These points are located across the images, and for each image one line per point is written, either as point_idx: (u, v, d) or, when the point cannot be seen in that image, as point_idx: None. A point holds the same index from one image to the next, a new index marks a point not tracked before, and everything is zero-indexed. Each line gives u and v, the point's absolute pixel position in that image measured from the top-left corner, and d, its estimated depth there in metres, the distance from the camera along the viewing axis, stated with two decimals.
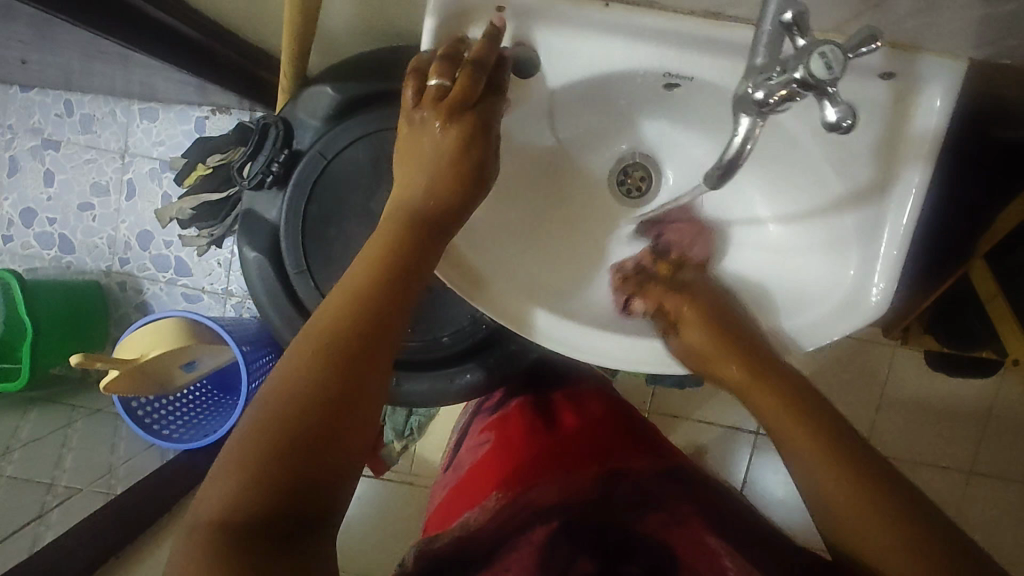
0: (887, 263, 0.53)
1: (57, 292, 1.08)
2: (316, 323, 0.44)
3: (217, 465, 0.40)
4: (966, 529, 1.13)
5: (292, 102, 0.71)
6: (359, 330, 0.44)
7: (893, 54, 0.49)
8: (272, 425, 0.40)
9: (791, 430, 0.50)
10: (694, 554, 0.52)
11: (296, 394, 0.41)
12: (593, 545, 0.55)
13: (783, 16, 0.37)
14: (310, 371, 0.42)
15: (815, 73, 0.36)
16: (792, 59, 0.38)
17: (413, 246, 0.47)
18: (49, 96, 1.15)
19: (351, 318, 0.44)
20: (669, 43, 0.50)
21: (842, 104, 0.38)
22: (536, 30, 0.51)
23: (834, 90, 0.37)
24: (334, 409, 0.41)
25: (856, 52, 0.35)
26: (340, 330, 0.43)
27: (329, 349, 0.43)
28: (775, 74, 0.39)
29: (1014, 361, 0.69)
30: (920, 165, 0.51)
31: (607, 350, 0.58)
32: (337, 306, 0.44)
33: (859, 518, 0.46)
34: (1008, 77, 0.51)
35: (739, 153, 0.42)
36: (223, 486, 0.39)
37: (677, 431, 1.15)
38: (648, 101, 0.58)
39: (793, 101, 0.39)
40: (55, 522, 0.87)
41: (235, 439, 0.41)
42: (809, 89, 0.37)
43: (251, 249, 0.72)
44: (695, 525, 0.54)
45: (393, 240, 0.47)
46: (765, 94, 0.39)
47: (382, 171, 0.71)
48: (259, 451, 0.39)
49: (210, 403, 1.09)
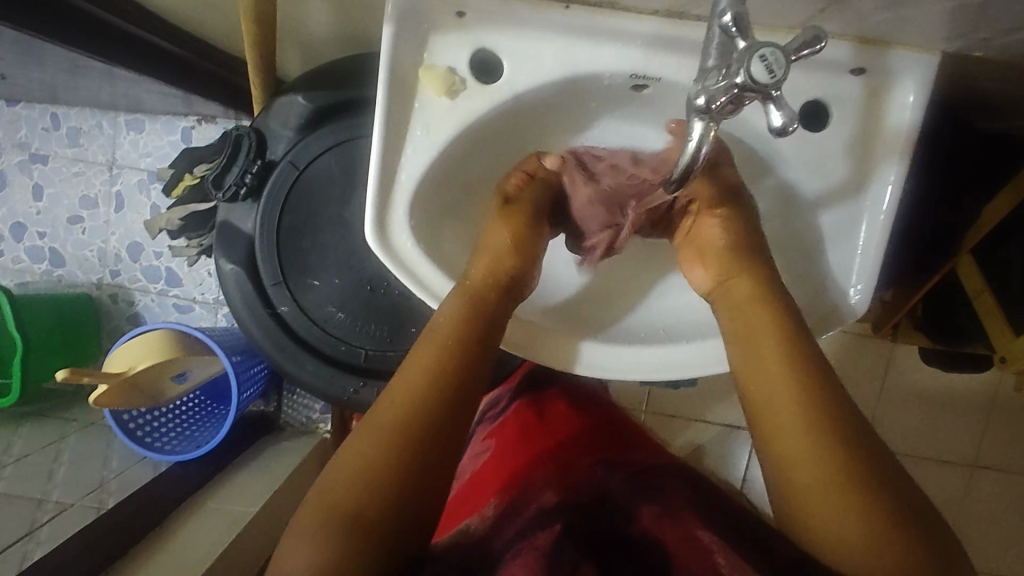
0: (865, 263, 0.52)
1: (47, 306, 1.07)
2: (386, 408, 0.47)
3: (299, 521, 0.42)
4: (970, 522, 1.11)
5: (263, 112, 0.70)
6: (434, 410, 0.46)
7: (863, 49, 0.48)
8: (350, 504, 0.42)
9: (806, 425, 0.46)
10: (685, 544, 0.45)
11: (370, 472, 0.43)
12: (587, 544, 0.48)
13: (721, 15, 0.36)
14: (386, 449, 0.44)
15: (756, 76, 0.34)
16: (736, 61, 0.36)
17: (478, 322, 0.52)
18: (34, 110, 1.14)
19: (423, 398, 0.47)
20: (634, 45, 0.50)
21: (788, 109, 0.36)
22: (496, 36, 0.50)
23: (780, 93, 0.36)
24: (412, 484, 0.44)
25: (796, 55, 0.35)
26: (411, 411, 0.46)
27: (401, 428, 0.45)
28: (721, 77, 0.37)
29: (1001, 359, 0.69)
30: (896, 161, 0.50)
31: (643, 362, 0.59)
32: (406, 391, 0.47)
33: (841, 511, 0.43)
34: (985, 68, 0.50)
35: (694, 158, 0.41)
36: (306, 543, 0.41)
37: (675, 430, 1.13)
38: (618, 102, 0.57)
39: (738, 105, 0.38)
40: (45, 539, 0.80)
41: (318, 497, 0.43)
42: (753, 94, 0.36)
43: (228, 261, 0.71)
44: (687, 520, 0.47)
45: (457, 320, 0.51)
46: (708, 100, 0.38)
47: (356, 180, 0.71)
48: (341, 526, 0.41)
49: (203, 414, 1.08)
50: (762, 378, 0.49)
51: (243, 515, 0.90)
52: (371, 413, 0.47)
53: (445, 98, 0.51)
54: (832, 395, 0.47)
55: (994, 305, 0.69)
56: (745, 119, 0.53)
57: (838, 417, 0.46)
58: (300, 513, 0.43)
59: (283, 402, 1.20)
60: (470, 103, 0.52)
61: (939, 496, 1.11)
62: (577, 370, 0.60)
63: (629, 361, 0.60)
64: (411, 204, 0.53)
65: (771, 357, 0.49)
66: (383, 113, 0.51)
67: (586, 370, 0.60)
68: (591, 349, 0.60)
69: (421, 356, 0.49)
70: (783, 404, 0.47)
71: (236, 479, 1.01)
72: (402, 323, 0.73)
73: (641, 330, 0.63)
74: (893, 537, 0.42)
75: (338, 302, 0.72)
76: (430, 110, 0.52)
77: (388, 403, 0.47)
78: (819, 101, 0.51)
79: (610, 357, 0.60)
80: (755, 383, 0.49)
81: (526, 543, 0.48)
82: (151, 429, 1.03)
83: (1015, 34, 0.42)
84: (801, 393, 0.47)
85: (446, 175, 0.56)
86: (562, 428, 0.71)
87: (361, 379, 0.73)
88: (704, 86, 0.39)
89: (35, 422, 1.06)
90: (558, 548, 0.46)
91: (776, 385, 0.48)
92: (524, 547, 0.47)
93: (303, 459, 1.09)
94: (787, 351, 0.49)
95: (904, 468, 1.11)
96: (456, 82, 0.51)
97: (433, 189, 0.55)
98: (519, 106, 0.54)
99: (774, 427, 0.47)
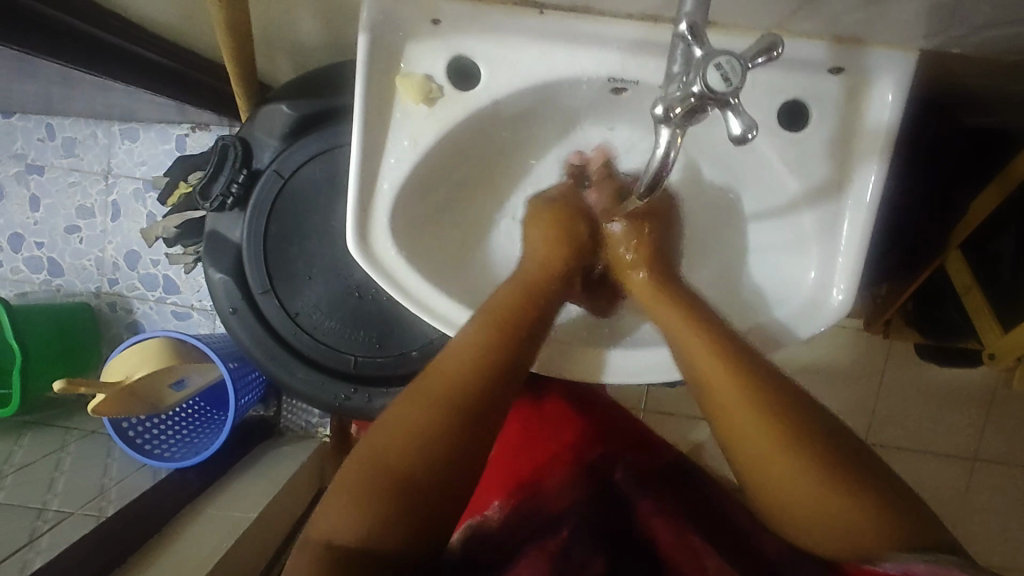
0: (848, 263, 0.51)
1: (46, 315, 1.08)
2: (434, 379, 0.47)
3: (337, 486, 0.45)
4: (972, 516, 1.11)
5: (249, 121, 0.70)
6: (487, 387, 0.47)
7: (839, 49, 0.48)
8: (398, 466, 0.44)
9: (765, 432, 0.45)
10: (680, 552, 0.50)
11: (416, 441, 0.44)
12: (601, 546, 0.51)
13: (679, 26, 0.37)
14: (435, 421, 0.45)
15: (712, 85, 0.36)
16: (692, 71, 0.37)
17: (531, 307, 0.53)
18: (30, 121, 1.14)
19: (470, 378, 0.47)
20: (612, 48, 0.49)
21: (747, 118, 0.37)
22: (471, 42, 0.50)
23: (738, 102, 0.37)
24: (457, 457, 0.45)
25: (752, 63, 0.36)
26: (459, 386, 0.47)
27: (450, 402, 0.46)
28: (681, 86, 0.38)
29: (991, 354, 0.70)
30: (876, 159, 0.50)
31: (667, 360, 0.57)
32: (458, 366, 0.48)
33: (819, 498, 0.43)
34: (966, 64, 0.49)
35: (663, 163, 0.42)
36: (339, 507, 0.43)
37: (674, 430, 1.13)
38: (600, 105, 0.57)
39: (697, 114, 0.38)
40: (46, 547, 0.80)
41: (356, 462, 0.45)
42: (710, 103, 0.37)
43: (216, 270, 0.72)
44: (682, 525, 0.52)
45: (511, 306, 0.52)
46: (666, 109, 0.39)
47: (342, 188, 0.71)
48: (382, 490, 0.43)
49: (202, 420, 1.09)
50: (720, 394, 0.47)
51: (241, 521, 0.89)
52: (416, 383, 0.48)
53: (423, 105, 0.51)
54: (800, 406, 0.45)
55: (985, 300, 0.68)
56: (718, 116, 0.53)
57: (801, 419, 0.45)
58: (339, 474, 0.45)
59: (282, 407, 1.21)
60: (449, 110, 0.52)
61: (940, 491, 1.10)
62: (610, 379, 0.58)
63: (658, 364, 0.57)
64: (391, 211, 0.54)
65: (722, 378, 0.47)
66: (361, 122, 0.51)
67: (616, 378, 0.58)
68: (621, 355, 0.58)
69: (474, 333, 0.50)
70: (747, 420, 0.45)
71: (234, 485, 1.01)
72: (391, 329, 0.73)
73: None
74: (882, 518, 0.42)
75: (326, 309, 0.73)
76: (408, 117, 0.52)
77: (438, 375, 0.48)
78: (799, 100, 0.51)
79: (637, 361, 0.57)
80: (715, 399, 0.47)
81: (537, 549, 0.51)
82: (150, 436, 1.03)
83: (992, 30, 0.42)
84: (759, 409, 0.45)
85: (427, 182, 0.56)
86: (562, 427, 0.70)
87: (352, 386, 0.73)
88: (667, 94, 0.40)
89: (36, 431, 1.06)
90: (565, 551, 0.50)
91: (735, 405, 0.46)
92: (535, 552, 0.51)
93: (301, 464, 1.09)
94: (739, 371, 0.47)
95: (905, 463, 1.11)
96: (433, 89, 0.51)
97: (415, 197, 0.56)
98: (498, 113, 0.54)
99: (743, 446, 0.46)
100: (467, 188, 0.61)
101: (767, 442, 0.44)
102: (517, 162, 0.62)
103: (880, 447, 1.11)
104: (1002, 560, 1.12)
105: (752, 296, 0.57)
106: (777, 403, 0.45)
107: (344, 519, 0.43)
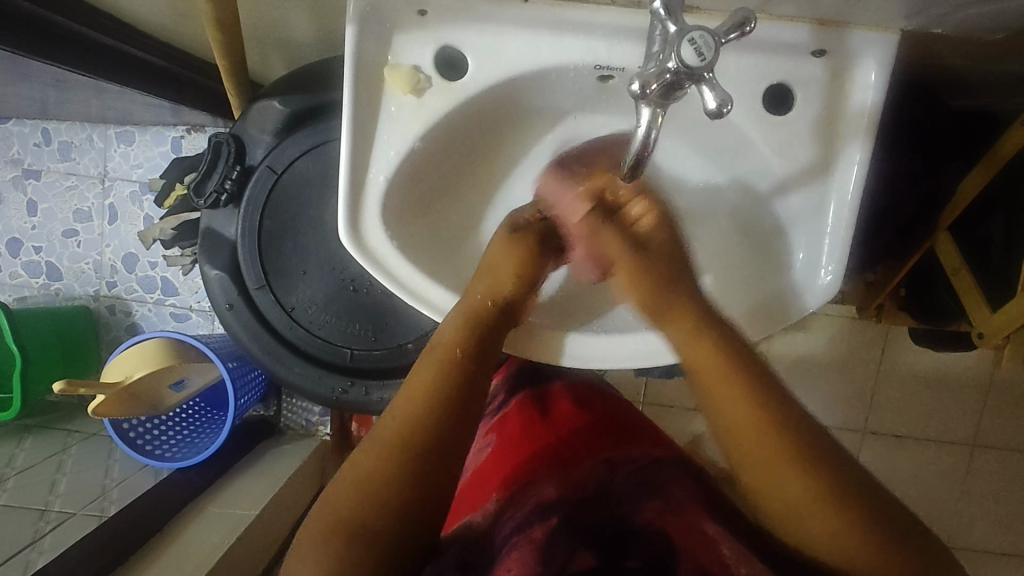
0: (835, 246, 0.53)
1: (43, 318, 1.08)
2: (387, 426, 0.48)
3: (345, 470, 0.47)
4: (972, 502, 1.11)
5: (242, 119, 0.70)
6: (464, 369, 0.51)
7: (821, 31, 0.48)
8: (407, 441, 0.47)
9: (753, 442, 0.47)
10: (692, 541, 0.45)
11: (409, 429, 0.48)
12: (589, 536, 0.47)
13: (654, 5, 0.38)
14: (384, 460, 0.46)
15: (687, 61, 0.37)
16: (665, 48, 0.38)
17: (479, 341, 0.53)
18: (26, 126, 1.15)
19: (446, 365, 0.51)
20: (595, 35, 0.50)
21: (721, 92, 0.38)
22: (455, 33, 0.51)
23: (712, 76, 0.38)
24: (410, 496, 0.45)
25: (725, 39, 0.37)
26: (411, 424, 0.48)
27: (437, 388, 0.50)
28: (653, 66, 0.39)
29: (980, 334, 0.71)
30: (861, 141, 0.51)
31: (636, 343, 0.58)
32: (407, 404, 0.49)
33: (799, 505, 0.44)
34: (946, 45, 0.50)
35: (644, 144, 0.43)
36: (353, 484, 0.46)
37: (673, 421, 1.13)
38: (588, 94, 0.57)
39: (677, 91, 0.40)
40: (48, 547, 0.81)
41: (360, 452, 0.48)
42: (685, 80, 0.38)
43: (212, 266, 0.72)
44: (693, 512, 0.49)
45: (458, 335, 0.53)
46: (642, 85, 0.39)
47: (332, 183, 0.71)
48: (383, 474, 0.45)
49: (202, 420, 1.09)
50: (722, 392, 0.48)
51: (242, 518, 0.90)
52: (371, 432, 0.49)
53: (412, 96, 0.52)
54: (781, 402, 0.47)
55: (974, 280, 0.69)
56: (691, 100, 0.54)
57: (782, 414, 0.47)
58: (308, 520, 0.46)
59: (282, 406, 1.21)
60: (436, 99, 0.52)
61: (938, 476, 1.11)
62: (564, 363, 0.60)
63: (614, 353, 0.59)
64: (382, 202, 0.54)
65: (718, 371, 0.49)
66: (350, 121, 0.52)
67: (573, 362, 0.60)
68: (581, 339, 0.59)
69: (425, 366, 0.51)
70: (749, 427, 0.47)
71: (235, 484, 1.02)
72: (386, 322, 0.73)
73: None
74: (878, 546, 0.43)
75: (321, 304, 0.73)
76: (398, 110, 0.52)
77: (422, 362, 0.52)
78: (784, 83, 0.51)
79: (594, 348, 0.59)
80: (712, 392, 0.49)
81: (523, 535, 0.48)
82: (151, 436, 1.04)
83: (970, 8, 0.42)
84: (752, 408, 0.47)
85: (416, 175, 0.56)
86: (562, 421, 0.69)
87: (349, 379, 0.74)
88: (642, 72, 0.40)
89: (37, 434, 1.07)
90: (552, 540, 0.47)
91: (740, 416, 0.47)
92: (521, 541, 0.48)
93: (302, 462, 1.10)
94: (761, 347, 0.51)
95: (903, 450, 1.11)
96: (421, 80, 0.51)
97: (405, 189, 0.56)
98: (486, 102, 0.54)
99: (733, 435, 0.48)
100: (458, 175, 0.61)
101: (768, 451, 0.46)
102: (507, 150, 0.62)
103: (879, 435, 1.12)
104: (1002, 545, 1.12)
105: (740, 281, 0.58)
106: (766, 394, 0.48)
107: (353, 500, 0.45)
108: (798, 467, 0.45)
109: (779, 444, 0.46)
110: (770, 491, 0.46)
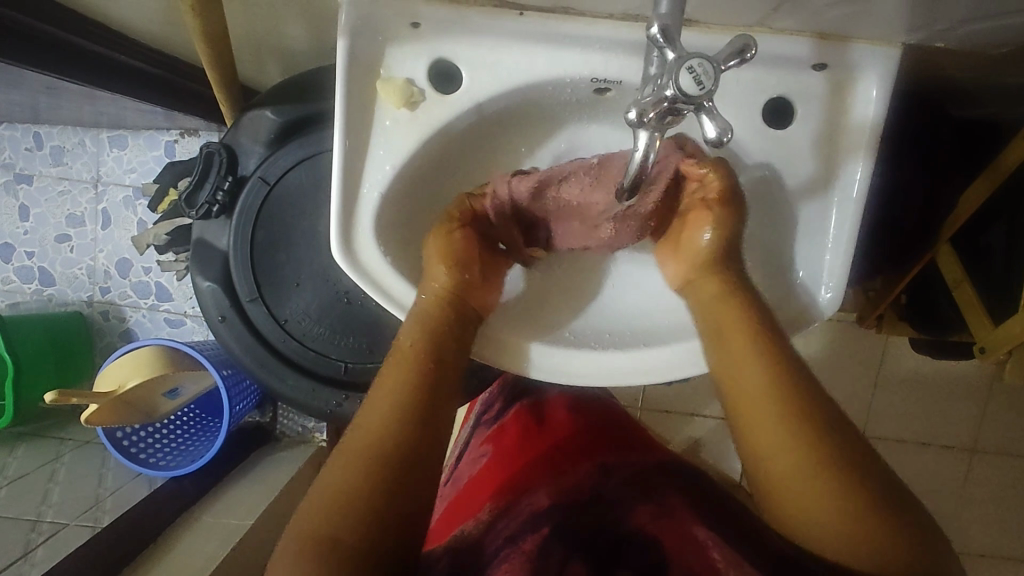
0: (833, 263, 0.52)
1: (35, 323, 1.06)
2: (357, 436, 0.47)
3: (322, 479, 0.45)
4: (972, 506, 1.11)
5: (233, 127, 0.69)
6: (431, 372, 0.50)
7: (824, 45, 0.47)
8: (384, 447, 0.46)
9: (764, 437, 0.46)
10: (681, 544, 0.41)
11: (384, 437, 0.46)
12: (581, 543, 0.45)
13: (649, 30, 0.37)
14: (362, 467, 0.45)
15: (685, 89, 0.36)
16: (665, 72, 0.37)
17: (440, 335, 0.52)
18: (17, 130, 1.13)
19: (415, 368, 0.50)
20: (593, 47, 0.49)
21: (722, 120, 0.37)
22: (449, 46, 0.50)
23: (712, 103, 0.37)
24: (385, 503, 0.43)
25: (725, 65, 0.36)
26: (386, 430, 0.47)
27: (411, 393, 0.49)
28: (651, 91, 0.38)
29: (981, 347, 0.70)
30: (861, 157, 0.50)
31: (621, 366, 0.58)
32: (382, 410, 0.48)
33: (831, 496, 0.43)
34: (952, 56, 0.49)
35: (640, 169, 0.42)
36: (332, 491, 0.44)
37: (673, 426, 1.13)
38: (584, 106, 0.56)
39: (676, 116, 0.39)
40: (40, 559, 0.79)
41: (336, 462, 0.46)
42: (684, 106, 0.37)
43: (204, 278, 0.71)
44: (683, 514, 0.44)
45: (420, 339, 0.52)
46: (640, 113, 0.39)
47: (326, 194, 0.70)
48: (360, 480, 0.44)
49: (198, 427, 1.08)
50: (747, 376, 0.49)
51: (237, 528, 0.89)
52: (344, 441, 0.48)
53: (405, 109, 0.51)
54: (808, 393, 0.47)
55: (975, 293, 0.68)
56: None
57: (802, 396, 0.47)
58: (284, 539, 0.44)
59: (278, 413, 1.20)
60: (429, 113, 0.51)
61: (939, 481, 1.11)
62: (532, 374, 0.59)
63: (600, 367, 0.58)
64: (375, 217, 0.53)
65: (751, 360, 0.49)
66: (342, 132, 0.51)
67: (540, 375, 0.59)
68: (564, 355, 0.59)
69: (388, 382, 0.50)
70: (767, 412, 0.47)
71: (229, 492, 1.01)
72: (381, 334, 0.72)
73: (657, 329, 0.60)
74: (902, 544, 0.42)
75: (315, 316, 0.72)
76: (393, 124, 0.51)
77: (393, 365, 0.51)
78: (783, 97, 0.50)
79: (573, 361, 0.58)
80: (739, 380, 0.49)
81: (514, 547, 0.46)
82: (145, 445, 1.03)
83: (976, 23, 0.41)
84: (781, 394, 0.47)
85: (410, 188, 0.55)
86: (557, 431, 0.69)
87: (343, 392, 0.73)
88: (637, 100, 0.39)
89: (30, 442, 1.05)
90: (545, 546, 0.45)
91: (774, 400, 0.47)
92: (512, 551, 0.46)
93: (298, 469, 1.09)
94: (770, 343, 0.49)
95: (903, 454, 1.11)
96: (415, 93, 0.50)
97: (399, 203, 0.55)
98: (480, 116, 0.54)
99: (758, 422, 0.47)
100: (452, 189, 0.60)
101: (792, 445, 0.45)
102: (502, 165, 0.61)
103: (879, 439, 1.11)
104: (1002, 550, 1.12)
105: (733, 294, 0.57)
106: (794, 387, 0.47)
107: (330, 510, 0.43)
108: (822, 469, 0.44)
109: (792, 429, 0.46)
110: (789, 481, 0.45)
